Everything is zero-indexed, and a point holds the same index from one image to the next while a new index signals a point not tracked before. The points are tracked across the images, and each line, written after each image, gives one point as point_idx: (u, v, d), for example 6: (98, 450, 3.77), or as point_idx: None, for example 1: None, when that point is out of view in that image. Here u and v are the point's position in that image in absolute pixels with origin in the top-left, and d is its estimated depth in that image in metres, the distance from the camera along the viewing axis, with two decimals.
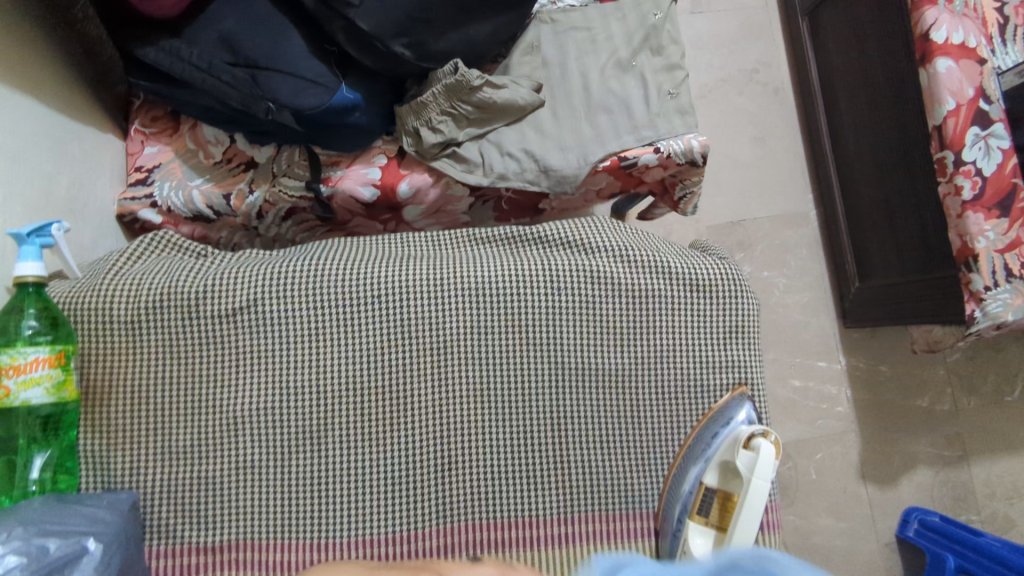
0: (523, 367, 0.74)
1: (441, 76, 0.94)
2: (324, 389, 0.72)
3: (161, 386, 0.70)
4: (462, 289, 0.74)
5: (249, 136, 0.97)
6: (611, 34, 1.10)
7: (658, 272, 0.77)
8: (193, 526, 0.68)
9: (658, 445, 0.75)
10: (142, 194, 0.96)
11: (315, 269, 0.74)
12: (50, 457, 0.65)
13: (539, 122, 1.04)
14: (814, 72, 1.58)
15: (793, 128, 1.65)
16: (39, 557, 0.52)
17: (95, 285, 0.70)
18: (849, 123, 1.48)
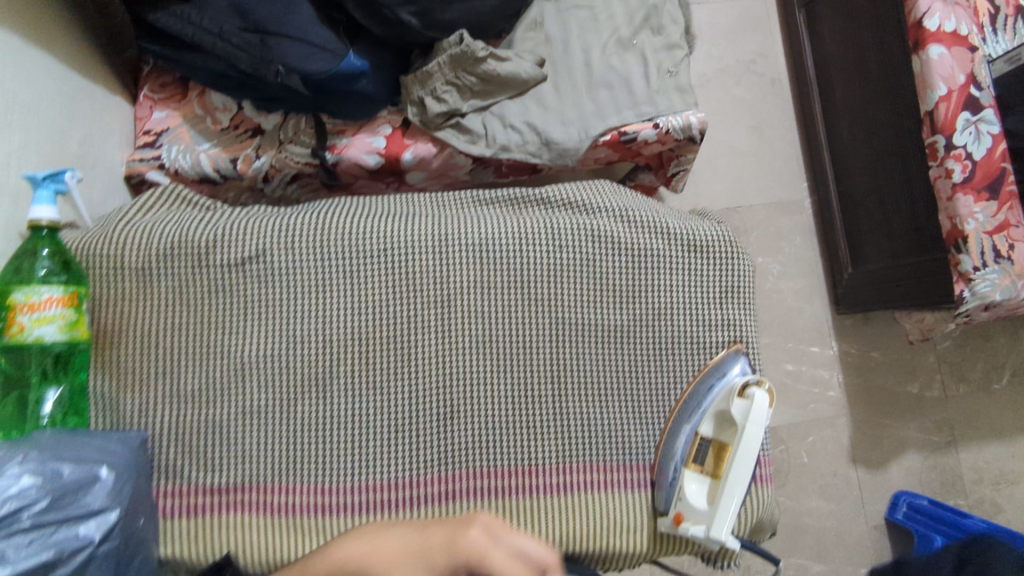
0: (524, 322, 0.76)
1: (447, 46, 0.96)
2: (328, 338, 0.74)
3: (170, 331, 0.71)
4: (465, 245, 0.76)
5: (256, 103, 0.99)
6: (613, 14, 1.12)
7: (658, 232, 0.79)
8: (200, 467, 0.70)
9: (654, 401, 0.77)
10: (151, 155, 0.98)
11: (322, 222, 0.76)
12: (61, 393, 0.66)
13: (542, 97, 1.06)
14: (809, 62, 1.61)
15: (789, 118, 1.68)
16: (53, 479, 0.54)
17: (106, 234, 0.72)
18: (843, 112, 1.50)
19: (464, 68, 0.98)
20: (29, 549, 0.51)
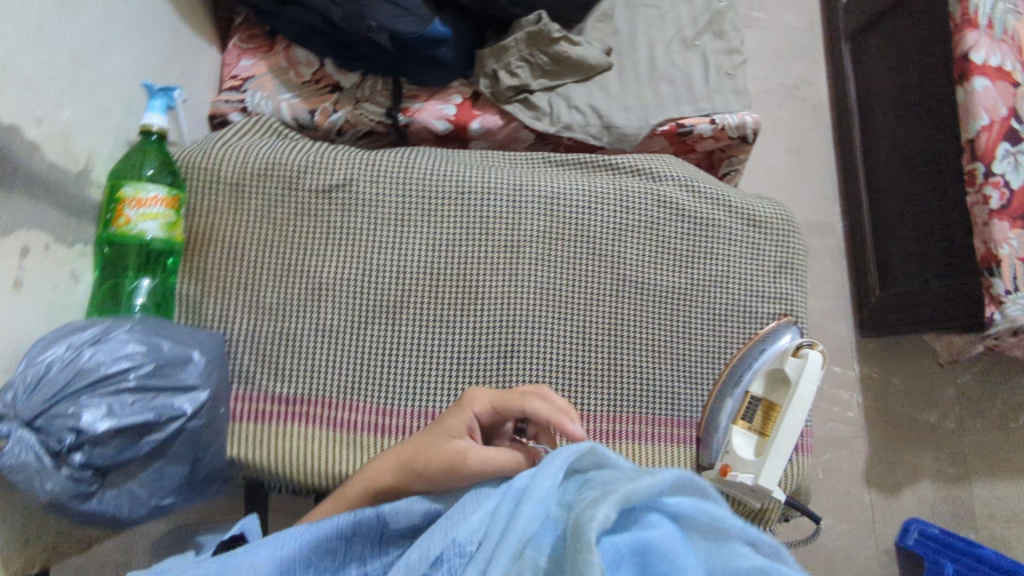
0: (587, 274, 0.79)
1: (525, 25, 1.02)
2: (402, 269, 0.77)
3: (257, 247, 0.76)
4: (538, 197, 0.80)
5: (338, 61, 1.04)
6: (679, 14, 1.17)
7: (720, 204, 0.83)
8: (271, 375, 0.74)
9: (704, 362, 0.80)
10: (235, 99, 1.03)
11: (405, 162, 0.80)
12: (152, 284, 0.72)
13: (606, 84, 1.11)
14: (850, 87, 1.65)
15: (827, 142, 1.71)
16: (155, 350, 0.59)
17: (205, 149, 0.76)
18: (882, 135, 1.52)
19: (539, 47, 1.04)
20: (133, 408, 0.55)
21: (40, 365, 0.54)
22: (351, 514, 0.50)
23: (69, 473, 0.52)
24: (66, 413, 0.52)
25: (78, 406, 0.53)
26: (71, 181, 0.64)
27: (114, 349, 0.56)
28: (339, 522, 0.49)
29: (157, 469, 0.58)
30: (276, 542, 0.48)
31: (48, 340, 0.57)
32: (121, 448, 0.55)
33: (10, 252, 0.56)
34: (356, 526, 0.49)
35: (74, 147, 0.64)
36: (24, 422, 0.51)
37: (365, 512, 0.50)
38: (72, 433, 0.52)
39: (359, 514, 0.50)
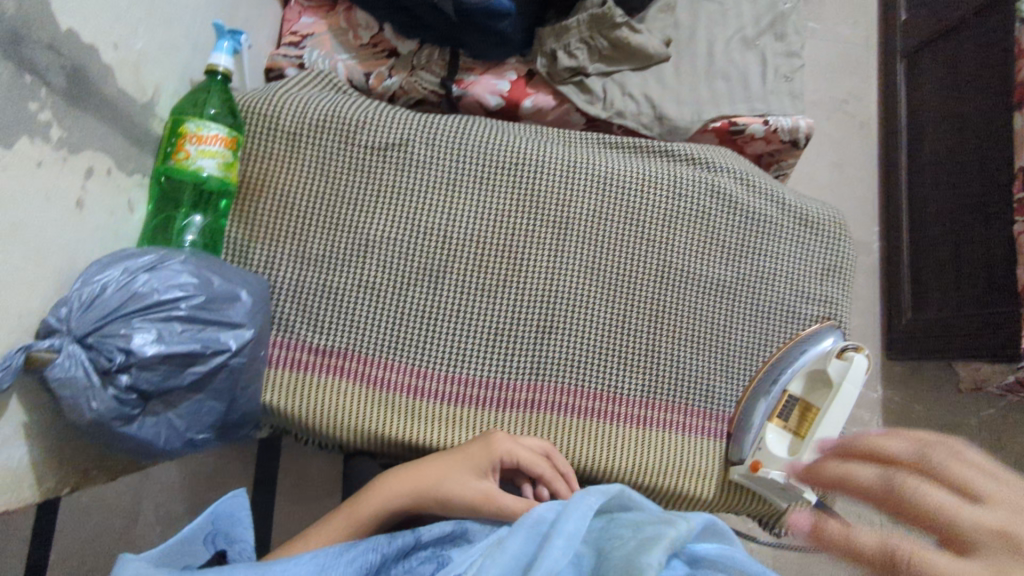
0: (633, 258, 0.79)
1: (589, 7, 1.01)
2: (449, 234, 0.77)
3: (308, 197, 0.76)
4: (591, 175, 0.79)
5: (397, 27, 1.04)
6: (741, 12, 1.16)
7: (773, 201, 0.82)
8: (310, 326, 0.74)
9: (741, 359, 0.79)
10: (293, 54, 1.03)
11: (462, 128, 0.80)
12: (203, 222, 0.72)
13: (662, 74, 1.10)
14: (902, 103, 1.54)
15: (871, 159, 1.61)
16: (206, 284, 0.59)
17: (265, 96, 0.76)
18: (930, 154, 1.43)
19: (600, 30, 1.03)
20: (181, 337, 0.55)
21: (95, 284, 0.54)
22: (389, 537, 0.53)
23: (113, 393, 0.52)
24: (118, 333, 0.53)
25: (128, 328, 0.53)
26: (137, 110, 0.64)
27: (167, 277, 0.57)
28: (376, 542, 0.52)
29: (197, 403, 0.58)
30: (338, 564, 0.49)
31: (102, 264, 0.57)
32: (167, 375, 0.55)
33: (75, 171, 0.56)
34: (393, 545, 0.53)
35: (143, 77, 0.64)
36: (76, 338, 0.52)
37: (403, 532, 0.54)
38: (122, 352, 0.52)
39: (396, 536, 0.54)
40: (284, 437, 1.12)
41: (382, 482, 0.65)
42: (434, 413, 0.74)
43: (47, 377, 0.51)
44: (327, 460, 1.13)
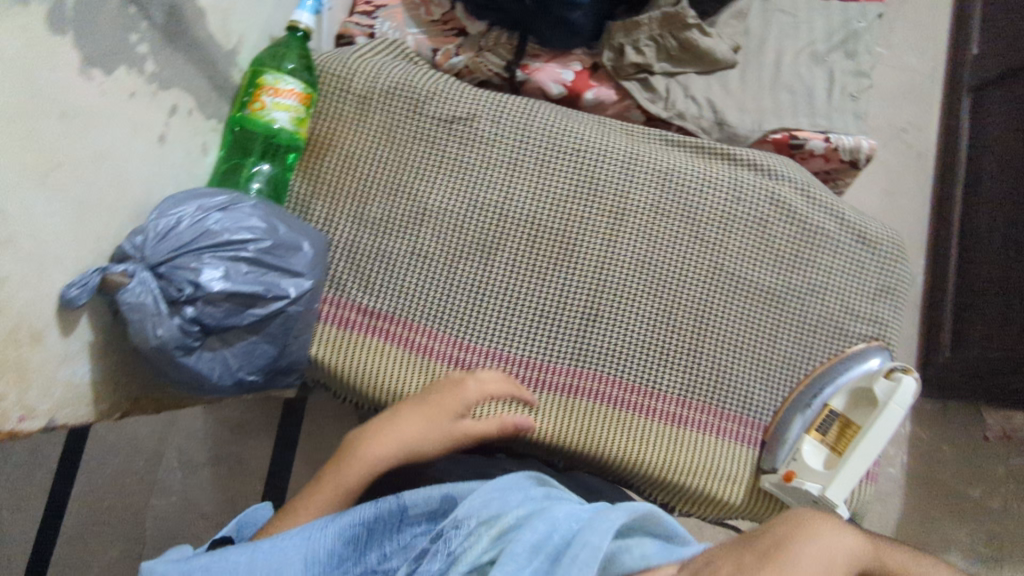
0: (686, 255, 0.79)
1: (662, 4, 1.02)
2: (505, 211, 0.78)
3: (372, 161, 0.77)
4: (652, 170, 0.79)
5: (469, 7, 1.05)
6: (813, 27, 1.15)
7: (832, 215, 0.81)
8: (362, 286, 0.75)
9: (783, 368, 0.78)
10: (365, 24, 1.06)
11: (530, 109, 0.80)
12: (270, 171, 0.74)
13: (726, 81, 1.09)
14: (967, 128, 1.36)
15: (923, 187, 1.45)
16: (273, 230, 0.60)
17: (341, 58, 0.78)
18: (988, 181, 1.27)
19: (671, 29, 1.03)
20: (245, 277, 0.57)
21: (170, 216, 0.56)
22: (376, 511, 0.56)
23: (175, 324, 0.54)
24: (186, 267, 0.54)
25: (195, 261, 0.55)
26: (220, 56, 0.66)
27: (236, 219, 0.58)
28: (364, 511, 0.56)
29: (249, 345, 0.59)
30: (323, 535, 0.55)
31: (179, 198, 0.58)
32: (227, 313, 0.56)
33: (161, 106, 0.58)
34: (378, 517, 0.56)
35: (229, 26, 0.66)
36: (148, 266, 0.54)
37: (386, 500, 0.56)
38: (189, 286, 0.54)
39: (382, 505, 0.56)
40: (311, 402, 1.13)
41: (380, 442, 0.66)
42: None
43: (118, 300, 0.53)
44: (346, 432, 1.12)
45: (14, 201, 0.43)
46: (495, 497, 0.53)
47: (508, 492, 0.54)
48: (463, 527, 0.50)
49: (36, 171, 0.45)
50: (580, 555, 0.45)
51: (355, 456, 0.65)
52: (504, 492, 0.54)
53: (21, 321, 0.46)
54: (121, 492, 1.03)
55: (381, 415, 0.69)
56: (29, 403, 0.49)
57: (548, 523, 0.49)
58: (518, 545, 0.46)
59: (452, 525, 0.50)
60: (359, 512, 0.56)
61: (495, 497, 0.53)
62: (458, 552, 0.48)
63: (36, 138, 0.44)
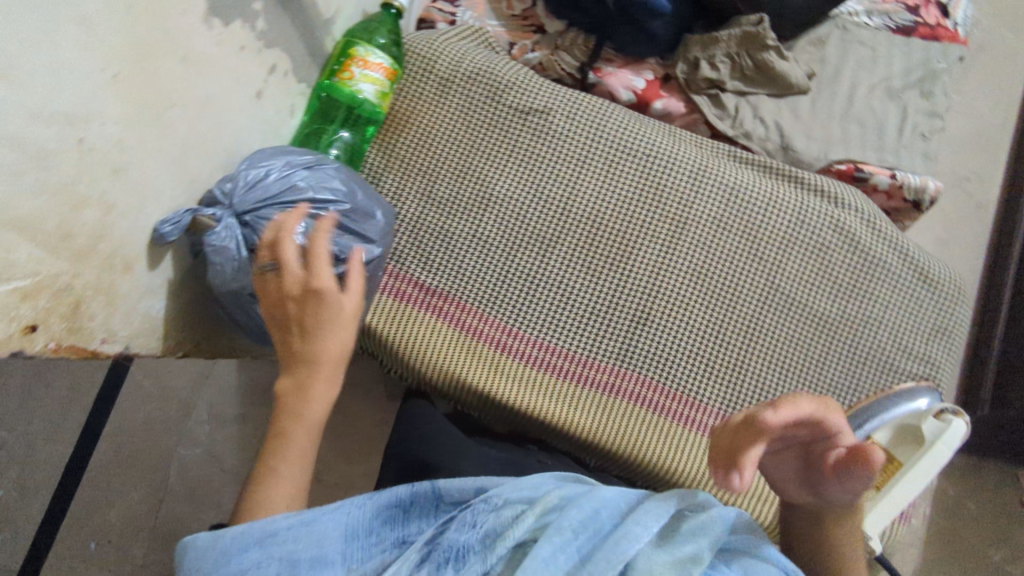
0: (743, 271, 0.79)
1: (744, 22, 1.02)
2: (569, 206, 0.79)
3: (446, 142, 0.79)
4: (719, 182, 0.80)
5: (551, 6, 1.07)
6: (892, 62, 1.11)
7: (895, 250, 0.80)
8: (421, 262, 0.77)
9: (828, 397, 0.78)
10: (448, 10, 1.09)
11: (605, 110, 0.82)
12: (348, 139, 0.77)
13: (797, 108, 1.06)
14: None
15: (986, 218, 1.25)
16: (351, 196, 0.62)
17: (429, 41, 0.81)
18: None
19: (749, 49, 1.03)
20: (321, 236, 0.59)
21: (261, 169, 0.58)
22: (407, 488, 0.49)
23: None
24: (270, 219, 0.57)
25: (279, 213, 0.57)
26: (320, 23, 0.69)
27: (320, 179, 0.60)
28: (398, 490, 0.49)
29: None
30: (359, 511, 0.48)
31: (268, 153, 0.60)
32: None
33: (262, 63, 0.60)
34: (414, 498, 0.48)
35: None
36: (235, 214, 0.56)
37: (422, 481, 0.49)
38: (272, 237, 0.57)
39: (418, 486, 0.49)
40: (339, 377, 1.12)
41: (313, 399, 0.51)
42: (514, 373, 0.76)
43: (204, 242, 0.55)
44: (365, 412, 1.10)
45: (130, 133, 0.45)
46: (533, 481, 0.48)
47: (545, 480, 0.49)
48: (500, 508, 0.45)
49: (153, 107, 0.47)
50: (633, 536, 0.42)
51: (304, 425, 0.51)
52: (539, 476, 0.49)
53: (118, 247, 0.48)
54: (149, 437, 1.03)
55: (293, 375, 0.51)
56: (111, 327, 0.50)
57: (602, 508, 0.44)
58: (572, 521, 0.42)
59: (485, 501, 0.46)
60: (391, 491, 0.49)
61: (533, 481, 0.48)
62: (498, 529, 0.43)
63: (159, 77, 0.46)
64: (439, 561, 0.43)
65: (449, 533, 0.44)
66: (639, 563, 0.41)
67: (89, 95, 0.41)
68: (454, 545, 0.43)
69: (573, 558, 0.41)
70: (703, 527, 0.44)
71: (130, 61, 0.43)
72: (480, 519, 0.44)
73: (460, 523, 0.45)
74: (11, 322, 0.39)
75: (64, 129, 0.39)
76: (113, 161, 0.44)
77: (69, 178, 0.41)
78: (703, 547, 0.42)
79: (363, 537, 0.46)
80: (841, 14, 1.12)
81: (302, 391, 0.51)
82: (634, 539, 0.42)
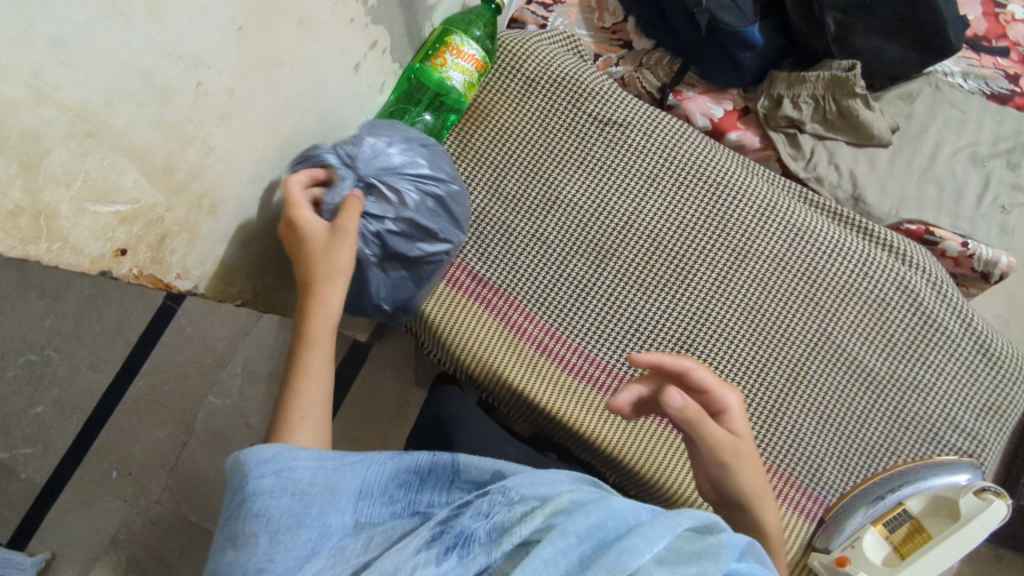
0: (796, 313, 0.78)
1: (834, 67, 0.98)
2: (632, 221, 0.79)
3: (520, 140, 0.81)
4: (785, 221, 0.80)
5: (641, 24, 1.08)
6: (981, 128, 1.07)
7: (958, 318, 0.78)
8: (477, 252, 0.79)
9: (866, 455, 0.75)
10: (540, 14, 1.11)
11: (682, 133, 0.82)
12: (430, 122, 0.80)
13: (875, 159, 1.03)
14: None
15: None
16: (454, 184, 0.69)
17: (521, 39, 0.83)
18: None
19: (835, 94, 0.99)
20: (430, 217, 0.66)
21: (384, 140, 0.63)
22: (428, 456, 0.46)
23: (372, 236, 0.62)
24: (391, 189, 0.62)
25: (401, 190, 0.63)
26: (423, 8, 0.71)
27: (435, 160, 0.66)
28: (419, 457, 0.46)
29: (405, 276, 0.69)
30: (379, 470, 0.47)
31: (385, 125, 0.65)
32: (406, 239, 0.65)
33: (366, 37, 0.62)
34: (432, 468, 0.46)
35: None
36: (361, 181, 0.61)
37: (444, 453, 0.46)
38: (391, 207, 0.63)
39: (439, 455, 0.46)
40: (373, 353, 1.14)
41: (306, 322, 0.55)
42: (551, 376, 0.76)
43: (319, 190, 0.59)
44: (392, 393, 1.12)
45: (241, 85, 0.48)
46: (550, 478, 0.44)
47: (572, 482, 0.45)
48: (515, 503, 0.41)
49: (264, 63, 0.49)
50: (636, 548, 0.37)
51: (309, 347, 0.55)
52: (556, 475, 0.45)
53: (208, 190, 0.51)
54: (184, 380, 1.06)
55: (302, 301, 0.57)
56: (187, 264, 0.52)
57: (612, 515, 0.40)
58: (582, 526, 0.38)
59: (503, 494, 0.42)
60: (412, 458, 0.46)
61: (551, 478, 0.44)
62: (507, 524, 0.40)
63: (277, 37, 0.49)
64: (447, 544, 0.39)
65: (462, 520, 0.41)
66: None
67: (215, 44, 0.43)
68: (462, 530, 0.40)
69: (576, 563, 0.37)
70: (712, 548, 0.39)
71: (255, 16, 0.45)
72: (494, 510, 0.41)
73: (474, 510, 0.41)
74: (107, 241, 0.41)
75: (188, 71, 0.42)
76: (221, 106, 0.47)
77: (181, 116, 0.43)
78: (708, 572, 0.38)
79: (377, 494, 0.45)
80: (936, 72, 1.10)
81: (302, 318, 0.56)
82: (637, 551, 0.37)
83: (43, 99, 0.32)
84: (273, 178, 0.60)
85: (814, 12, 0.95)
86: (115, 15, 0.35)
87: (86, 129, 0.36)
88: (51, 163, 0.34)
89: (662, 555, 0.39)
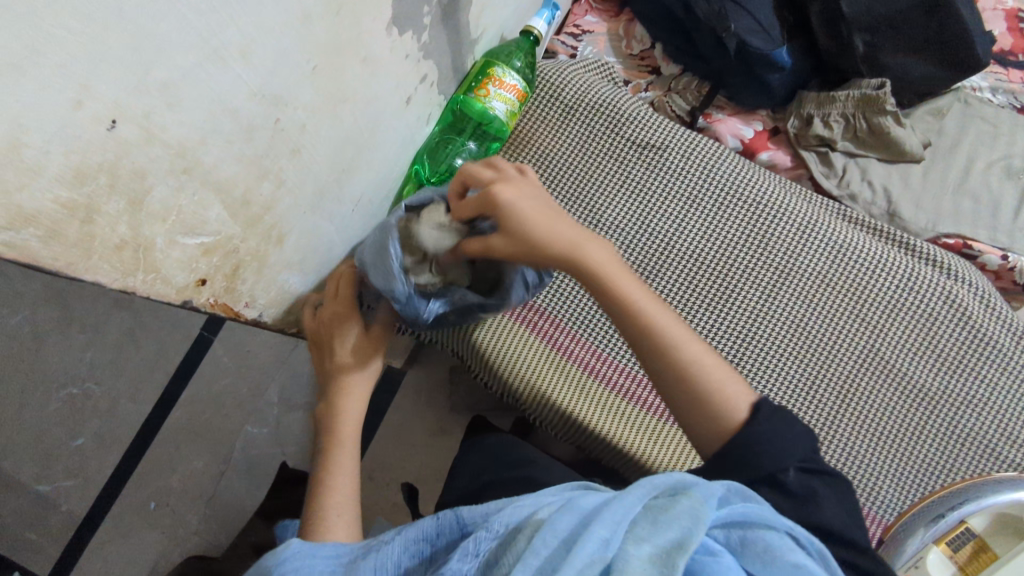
0: (844, 331, 0.78)
1: (863, 85, 0.99)
2: (673, 243, 0.81)
3: (561, 166, 0.83)
4: (825, 239, 0.81)
5: (668, 50, 1.10)
6: (1015, 141, 1.06)
7: (1009, 331, 0.77)
8: None
9: (921, 473, 0.74)
10: (570, 44, 1.14)
11: (719, 155, 0.84)
12: (474, 150, 0.82)
13: (908, 174, 1.03)
14: None
15: None
16: None
17: (558, 69, 0.86)
18: None
19: (865, 111, 1.00)
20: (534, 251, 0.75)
21: None
22: (433, 519, 0.45)
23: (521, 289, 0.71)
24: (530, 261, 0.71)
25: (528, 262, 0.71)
26: (467, 43, 0.74)
27: None
28: (426, 523, 0.45)
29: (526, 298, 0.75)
30: (391, 549, 0.45)
31: None
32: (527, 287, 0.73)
33: (417, 72, 0.65)
34: (440, 530, 0.44)
35: (481, 19, 0.74)
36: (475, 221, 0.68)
37: (445, 511, 0.45)
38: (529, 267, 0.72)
39: (443, 517, 0.45)
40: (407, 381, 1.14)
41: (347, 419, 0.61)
42: (600, 400, 0.77)
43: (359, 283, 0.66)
44: (428, 420, 1.11)
45: (312, 119, 0.50)
46: (530, 500, 0.43)
47: (557, 495, 0.45)
48: (501, 535, 0.40)
49: (332, 101, 0.52)
50: (601, 539, 0.37)
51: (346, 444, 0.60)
52: (548, 495, 0.45)
53: (277, 221, 0.53)
54: (221, 410, 1.08)
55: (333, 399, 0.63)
56: (255, 293, 0.54)
57: (584, 514, 0.39)
58: (552, 534, 0.37)
59: (488, 528, 0.41)
60: (419, 526, 0.45)
61: (530, 498, 0.44)
62: (499, 558, 0.39)
63: (344, 74, 0.51)
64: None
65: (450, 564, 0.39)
66: (622, 564, 0.36)
67: (294, 83, 0.45)
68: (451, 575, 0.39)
69: (552, 563, 0.36)
70: (688, 509, 0.39)
71: (328, 54, 0.47)
72: (482, 548, 0.40)
73: (462, 552, 0.40)
74: (191, 272, 0.44)
75: (270, 109, 0.44)
76: (294, 141, 0.49)
77: (262, 150, 0.45)
78: (689, 530, 0.37)
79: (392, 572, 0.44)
80: (964, 87, 1.10)
81: (336, 402, 0.62)
82: (611, 541, 0.37)
83: (151, 140, 0.34)
84: (331, 209, 0.62)
85: (840, 29, 0.97)
86: (214, 60, 0.36)
87: (183, 165, 0.38)
88: (153, 200, 0.37)
89: (641, 531, 0.38)
